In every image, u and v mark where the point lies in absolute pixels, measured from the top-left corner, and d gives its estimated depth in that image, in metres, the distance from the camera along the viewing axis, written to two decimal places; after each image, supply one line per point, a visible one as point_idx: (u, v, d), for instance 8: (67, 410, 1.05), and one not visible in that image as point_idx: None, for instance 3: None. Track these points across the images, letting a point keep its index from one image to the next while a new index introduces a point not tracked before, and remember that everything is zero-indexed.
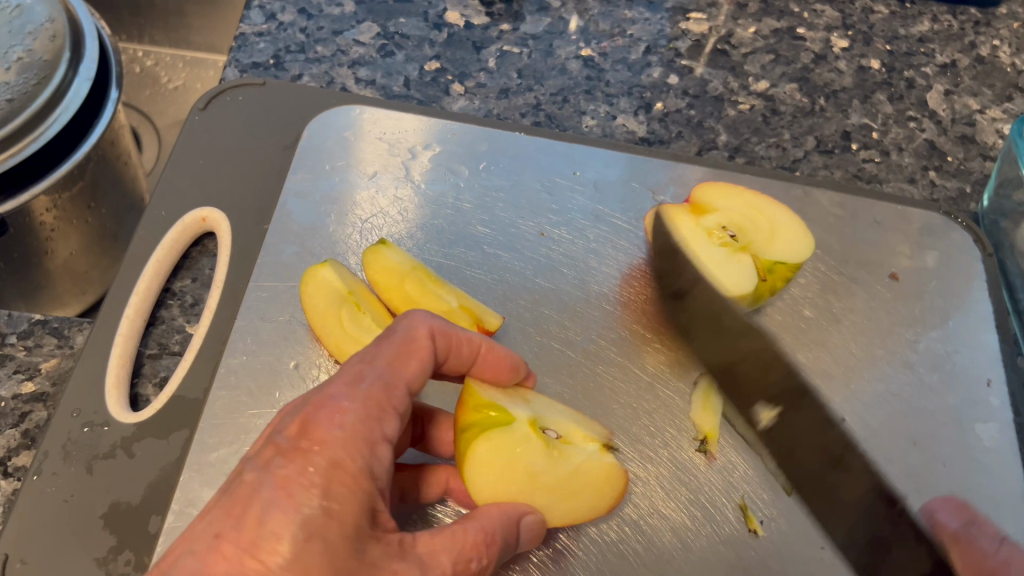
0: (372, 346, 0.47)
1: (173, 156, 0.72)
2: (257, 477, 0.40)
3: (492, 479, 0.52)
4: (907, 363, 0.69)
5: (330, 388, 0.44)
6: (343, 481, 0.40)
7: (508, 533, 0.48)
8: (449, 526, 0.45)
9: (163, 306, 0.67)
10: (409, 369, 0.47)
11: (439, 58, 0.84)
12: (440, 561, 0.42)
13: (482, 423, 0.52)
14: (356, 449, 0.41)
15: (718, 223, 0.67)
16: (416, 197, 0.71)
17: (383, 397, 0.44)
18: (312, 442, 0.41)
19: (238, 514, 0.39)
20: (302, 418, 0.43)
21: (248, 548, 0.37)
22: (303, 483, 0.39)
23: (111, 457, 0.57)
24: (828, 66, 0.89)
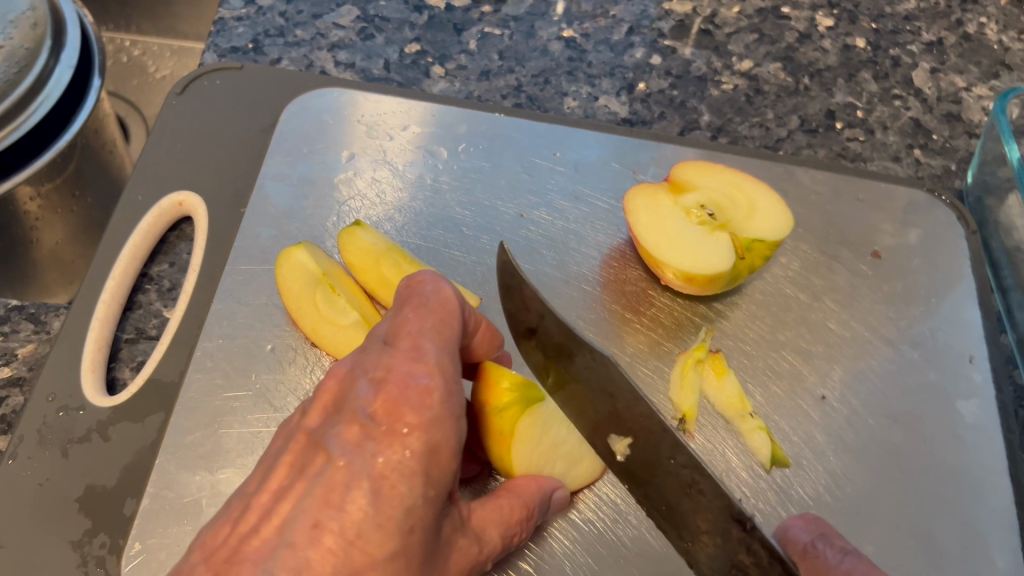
0: (413, 309, 0.46)
1: (150, 141, 0.72)
2: (352, 464, 0.41)
3: (529, 453, 0.55)
4: (889, 341, 0.68)
5: (398, 361, 0.44)
6: (437, 464, 0.41)
7: (543, 511, 0.53)
8: (499, 500, 0.50)
9: (140, 290, 0.66)
10: (453, 331, 0.46)
11: (419, 41, 0.84)
12: (491, 536, 0.47)
13: (520, 400, 0.54)
14: (446, 427, 0.42)
15: (697, 202, 0.64)
16: (395, 180, 0.71)
17: (453, 365, 0.44)
18: (405, 425, 0.41)
19: (336, 505, 0.40)
20: (384, 398, 0.43)
21: (354, 541, 0.39)
22: (403, 471, 0.40)
23: (86, 441, 0.57)
24: (813, 45, 0.89)
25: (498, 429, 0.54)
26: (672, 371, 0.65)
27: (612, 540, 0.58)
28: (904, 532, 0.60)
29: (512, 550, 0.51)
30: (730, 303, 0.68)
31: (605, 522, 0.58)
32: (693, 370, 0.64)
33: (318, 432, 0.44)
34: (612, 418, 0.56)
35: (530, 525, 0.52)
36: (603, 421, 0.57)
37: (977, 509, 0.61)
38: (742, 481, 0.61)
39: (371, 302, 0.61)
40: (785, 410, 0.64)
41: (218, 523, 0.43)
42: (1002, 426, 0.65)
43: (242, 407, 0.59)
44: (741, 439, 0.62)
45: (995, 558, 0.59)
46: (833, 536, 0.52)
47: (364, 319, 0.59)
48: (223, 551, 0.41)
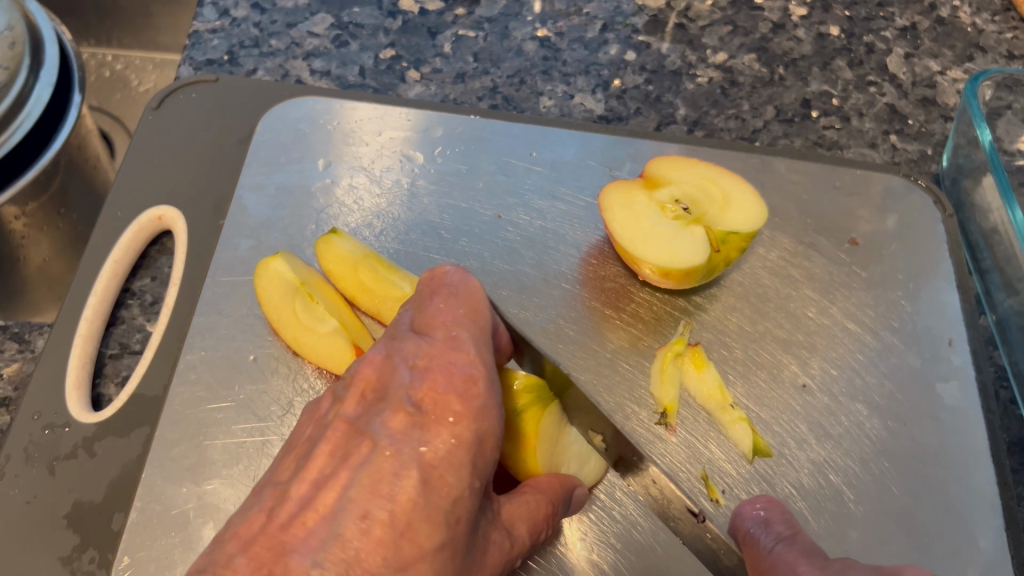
0: (442, 301, 0.48)
1: (128, 156, 0.73)
2: (401, 452, 0.42)
3: (550, 452, 0.56)
4: (868, 327, 0.69)
5: (439, 351, 0.45)
6: (482, 454, 0.43)
7: (567, 505, 0.54)
8: (525, 495, 0.50)
9: (123, 306, 0.67)
10: (484, 322, 0.48)
11: (394, 46, 0.84)
12: (521, 531, 0.48)
13: (534, 399, 0.56)
14: (490, 416, 0.44)
15: (671, 197, 0.65)
16: (373, 186, 0.72)
17: (489, 356, 0.46)
18: (453, 414, 0.43)
19: (387, 494, 0.41)
20: (430, 386, 0.44)
21: (405, 531, 0.40)
22: (453, 462, 0.42)
23: (72, 457, 0.57)
24: (787, 35, 0.89)
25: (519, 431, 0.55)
26: (653, 365, 0.65)
27: (599, 535, 0.58)
28: (885, 516, 0.60)
29: (540, 544, 0.52)
30: (709, 296, 0.69)
31: (591, 519, 0.59)
32: (673, 364, 0.65)
33: (358, 421, 0.45)
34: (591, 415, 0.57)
35: (555, 520, 0.52)
36: (582, 418, 0.58)
37: (959, 490, 0.61)
38: (727, 473, 0.61)
39: (351, 309, 0.62)
40: (767, 401, 0.64)
41: (253, 512, 0.43)
42: (984, 406, 0.65)
43: (227, 418, 0.59)
44: (723, 430, 0.63)
45: (977, 537, 0.60)
46: (776, 520, 0.52)
47: (343, 326, 0.59)
48: (263, 540, 0.41)
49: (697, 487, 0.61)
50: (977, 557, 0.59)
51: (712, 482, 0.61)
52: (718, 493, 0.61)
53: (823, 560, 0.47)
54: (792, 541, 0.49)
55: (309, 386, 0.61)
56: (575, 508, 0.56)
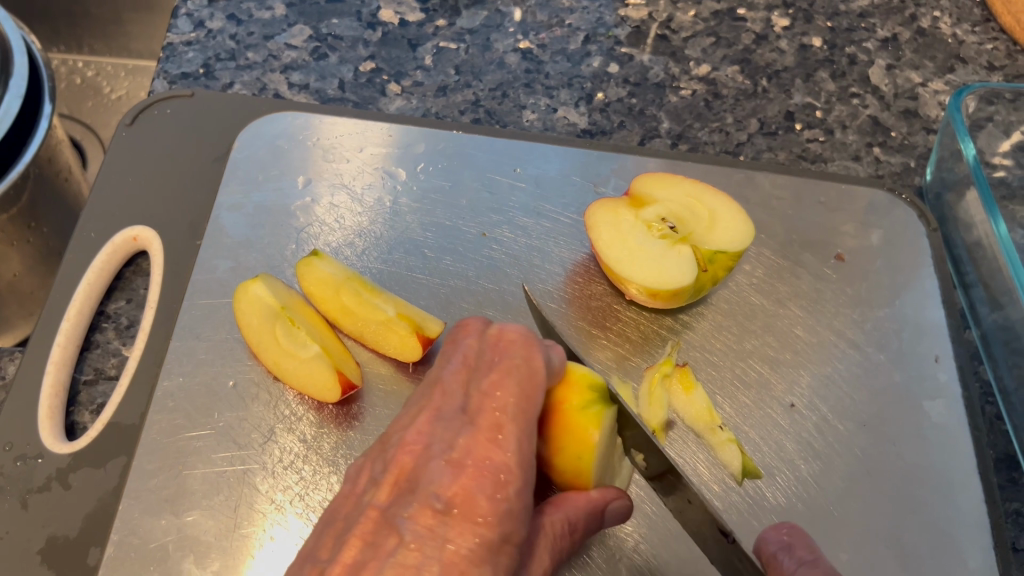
0: (494, 383, 0.46)
1: (101, 175, 0.71)
2: (428, 548, 0.40)
3: (603, 454, 0.52)
4: (854, 344, 0.68)
5: (477, 445, 0.43)
6: (505, 554, 0.41)
7: (595, 513, 0.51)
8: (540, 519, 0.49)
9: (97, 330, 0.65)
10: (533, 410, 0.46)
11: (374, 58, 0.83)
12: (539, 563, 0.47)
13: (596, 399, 0.52)
14: (519, 519, 0.42)
15: (658, 215, 0.64)
16: (354, 204, 0.70)
17: (529, 452, 0.44)
18: (483, 515, 0.41)
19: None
20: (463, 484, 0.42)
21: None
22: (474, 561, 0.40)
23: (45, 490, 0.55)
24: (770, 46, 0.89)
25: (576, 429, 0.50)
26: (640, 386, 0.64)
27: (587, 563, 0.57)
28: (874, 537, 0.60)
29: (569, 555, 0.51)
30: (696, 314, 0.68)
31: (581, 546, 0.57)
32: (661, 385, 0.64)
33: (389, 510, 0.42)
34: (635, 429, 0.55)
35: (576, 538, 0.50)
36: (633, 426, 0.55)
37: (947, 510, 0.61)
38: (715, 494, 0.60)
39: (333, 331, 0.61)
40: (754, 420, 0.64)
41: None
42: (970, 423, 0.65)
43: (205, 447, 0.58)
44: (712, 452, 0.62)
45: (966, 557, 0.59)
46: (799, 543, 0.50)
47: (326, 351, 0.58)
48: None
49: None
50: None
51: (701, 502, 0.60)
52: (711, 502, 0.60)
53: None
54: (815, 564, 0.48)
55: (291, 412, 0.60)
56: (615, 521, 0.53)
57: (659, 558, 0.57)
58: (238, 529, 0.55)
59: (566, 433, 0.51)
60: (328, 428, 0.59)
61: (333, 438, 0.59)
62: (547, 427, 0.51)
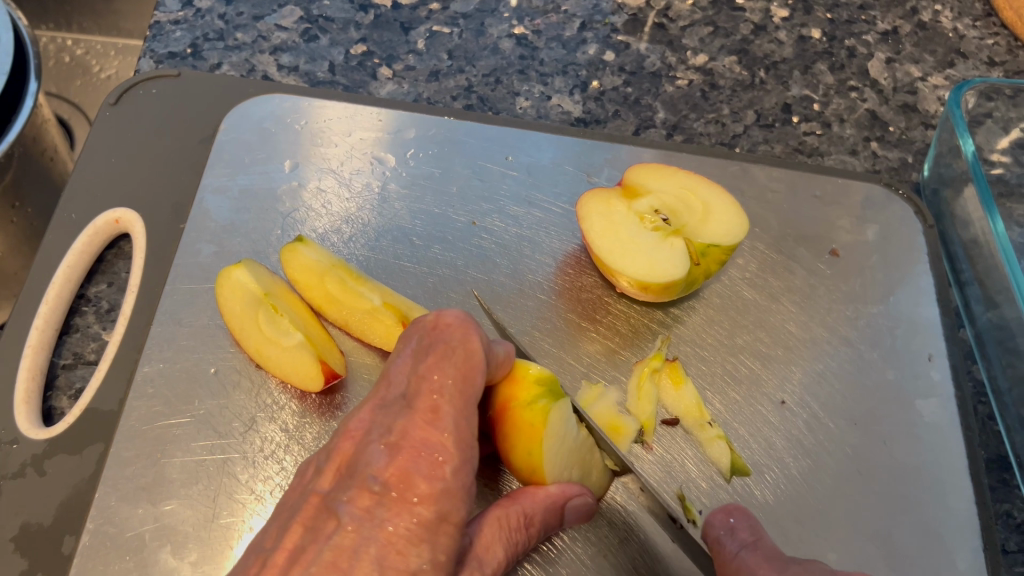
0: (432, 364, 0.44)
1: (83, 155, 0.69)
2: (363, 528, 0.39)
3: (558, 449, 0.51)
4: (847, 340, 0.67)
5: (414, 427, 0.42)
6: (446, 535, 0.40)
7: (553, 508, 0.50)
8: (494, 510, 0.47)
9: (77, 313, 0.64)
10: (474, 389, 0.44)
11: (365, 41, 0.81)
12: (492, 557, 0.46)
13: (546, 393, 0.51)
14: (460, 497, 0.41)
15: (651, 207, 0.63)
16: (342, 189, 0.69)
17: (468, 430, 0.42)
18: (417, 495, 0.40)
19: (345, 568, 0.38)
20: (398, 465, 0.41)
21: None
22: (410, 539, 0.39)
23: (20, 476, 0.54)
24: (769, 37, 0.88)
25: (525, 425, 0.50)
26: (629, 381, 0.63)
27: (573, 558, 0.56)
28: (863, 537, 0.59)
29: (527, 549, 0.49)
30: (688, 307, 0.67)
31: (565, 540, 0.56)
32: (650, 380, 0.63)
33: (330, 495, 0.42)
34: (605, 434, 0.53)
35: (534, 532, 0.49)
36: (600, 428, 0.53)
37: (938, 510, 0.60)
38: (702, 491, 0.60)
39: (318, 318, 0.60)
40: (744, 416, 0.63)
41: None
42: (963, 423, 0.64)
43: (185, 435, 0.57)
44: (700, 448, 0.61)
45: (954, 558, 0.59)
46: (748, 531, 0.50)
47: (309, 340, 0.57)
48: None
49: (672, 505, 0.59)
50: None
51: (688, 502, 0.59)
52: (694, 513, 0.59)
53: (783, 563, 0.47)
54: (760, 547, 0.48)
55: (272, 401, 0.58)
56: (578, 516, 0.52)
57: (644, 555, 0.57)
58: (217, 518, 0.54)
59: (515, 431, 0.50)
60: (311, 417, 0.58)
61: (316, 428, 0.58)
62: (500, 425, 0.51)
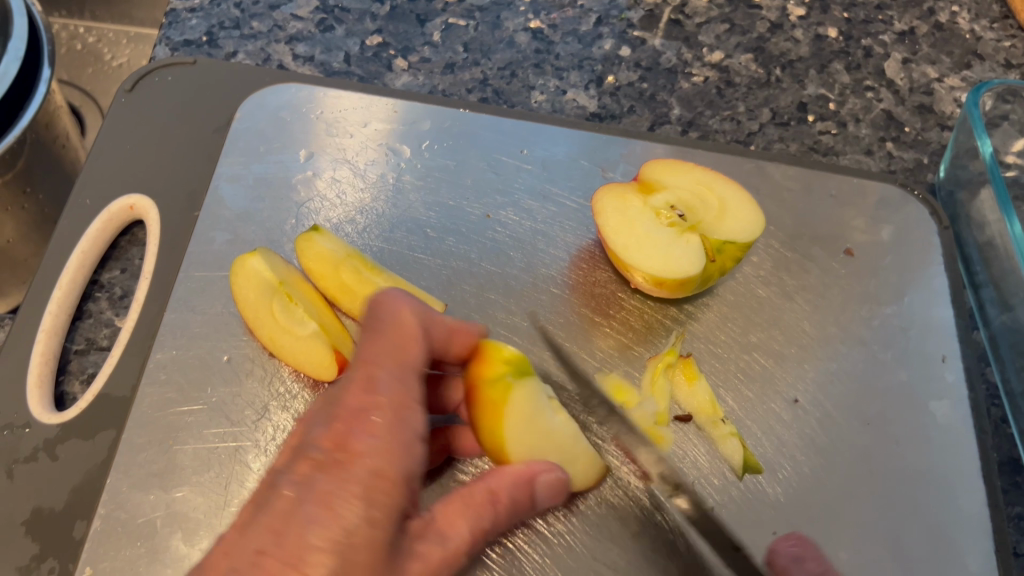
0: (370, 339, 0.45)
1: (97, 142, 0.69)
2: (298, 491, 0.39)
3: (522, 428, 0.51)
4: (860, 339, 0.67)
5: (352, 397, 0.43)
6: (383, 493, 0.39)
7: (520, 487, 0.47)
8: (457, 490, 0.45)
9: (90, 299, 0.64)
10: (413, 358, 0.45)
11: (381, 32, 0.81)
12: (457, 532, 0.42)
13: (512, 372, 0.52)
14: (396, 456, 0.40)
15: (666, 202, 0.63)
16: (356, 179, 0.69)
17: (404, 396, 0.43)
18: (351, 456, 0.40)
19: (280, 531, 0.38)
20: (336, 432, 0.41)
21: (293, 563, 0.36)
22: (344, 495, 0.38)
23: (32, 460, 0.54)
24: (785, 35, 0.87)
25: (489, 402, 0.51)
26: (642, 377, 0.63)
27: (581, 553, 0.56)
28: (873, 538, 0.59)
29: (497, 533, 0.46)
30: (701, 304, 0.67)
31: (574, 535, 0.57)
32: (663, 375, 0.63)
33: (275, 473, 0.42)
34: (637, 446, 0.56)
35: (505, 512, 0.46)
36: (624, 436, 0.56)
37: (949, 512, 0.60)
38: (714, 488, 0.59)
39: (332, 309, 0.60)
40: (757, 414, 0.63)
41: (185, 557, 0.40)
42: (975, 425, 0.64)
43: (197, 422, 0.57)
44: (713, 445, 0.61)
45: (965, 560, 0.58)
46: None
47: (323, 329, 0.57)
48: None
49: (682, 503, 0.59)
50: None
51: (699, 499, 0.59)
52: (705, 506, 0.59)
53: None
54: None
55: (285, 390, 0.58)
56: (547, 495, 0.49)
57: (655, 550, 0.57)
58: (228, 506, 0.54)
59: (481, 408, 0.51)
60: None
61: None
62: (470, 404, 0.52)
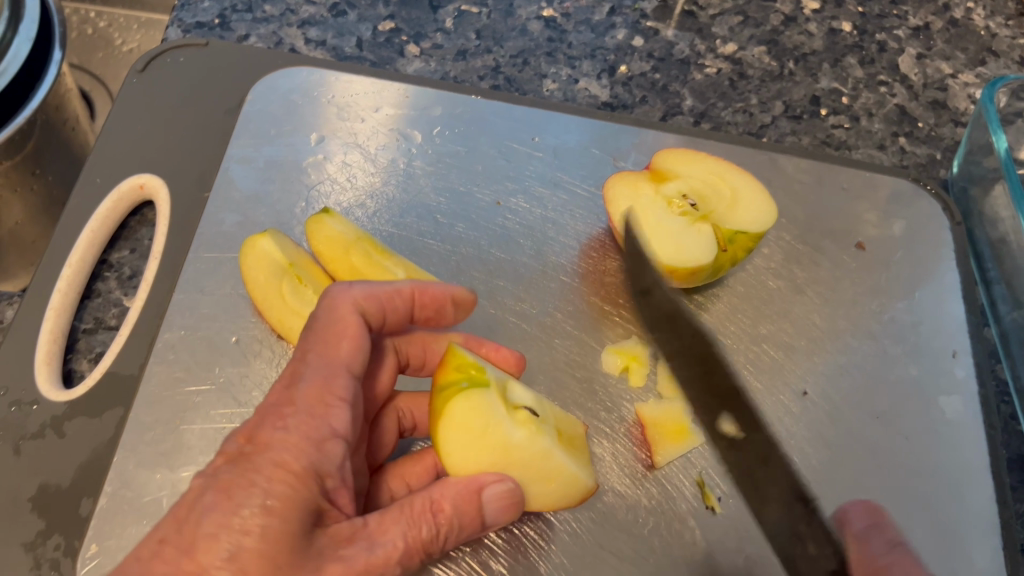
0: (304, 338, 0.47)
1: (108, 122, 0.69)
2: (204, 481, 0.40)
3: (467, 442, 0.48)
4: (870, 334, 0.67)
5: (274, 393, 0.44)
6: (284, 483, 0.39)
7: (465, 500, 0.45)
8: (398, 499, 0.43)
9: (99, 278, 0.64)
10: (343, 353, 0.45)
11: (393, 18, 0.81)
12: (389, 539, 0.41)
13: (463, 381, 0.49)
14: (300, 449, 0.41)
15: (678, 191, 0.62)
16: (367, 163, 0.69)
17: (322, 392, 0.43)
18: (256, 448, 0.41)
19: (181, 521, 0.39)
20: (249, 426, 0.42)
21: (187, 550, 0.38)
22: (243, 485, 0.39)
23: (40, 437, 0.54)
24: (799, 29, 0.87)
25: (435, 411, 0.49)
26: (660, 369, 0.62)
27: (589, 541, 0.56)
28: None
29: (442, 546, 0.44)
30: (711, 295, 0.67)
31: (582, 523, 0.56)
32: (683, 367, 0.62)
33: None
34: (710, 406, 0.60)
35: (449, 525, 0.44)
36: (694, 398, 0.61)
37: (958, 508, 0.60)
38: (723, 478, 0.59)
39: None
40: (766, 405, 0.63)
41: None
42: (985, 422, 0.64)
43: (205, 402, 0.56)
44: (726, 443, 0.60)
45: (973, 556, 0.58)
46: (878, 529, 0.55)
47: None
48: None
49: (690, 493, 0.58)
50: None
51: (708, 489, 0.58)
52: (714, 500, 0.58)
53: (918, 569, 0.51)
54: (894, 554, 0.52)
55: None
56: (498, 512, 0.46)
57: (662, 539, 0.56)
58: None
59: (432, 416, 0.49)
60: None
61: None
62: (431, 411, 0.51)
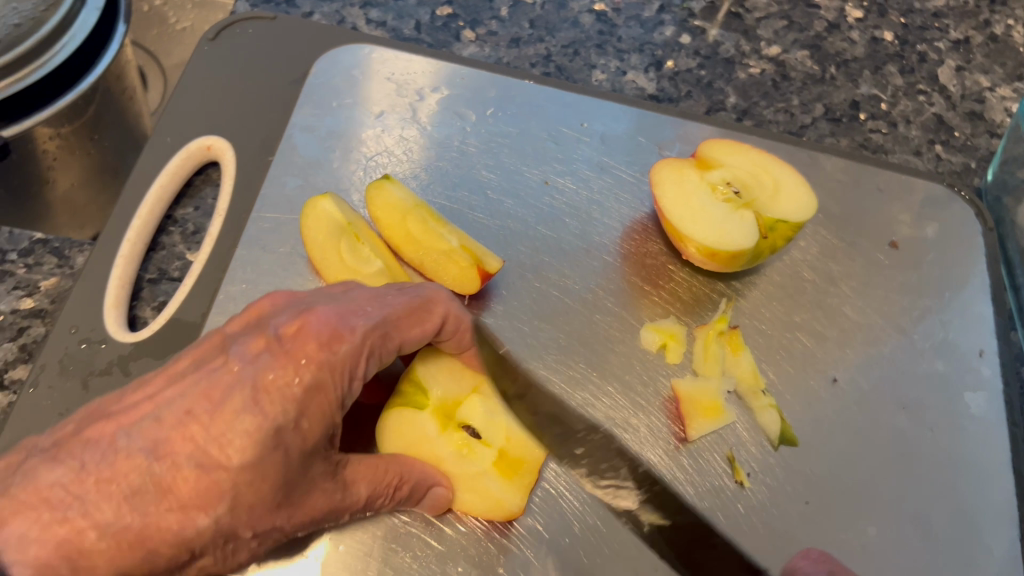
0: (393, 295, 0.50)
1: (180, 85, 0.72)
2: (245, 368, 0.44)
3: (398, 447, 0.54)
4: (900, 328, 0.69)
5: (341, 312, 0.47)
6: (316, 405, 0.44)
7: (413, 484, 0.52)
8: (379, 457, 0.50)
9: (164, 232, 0.67)
10: (411, 328, 0.50)
11: (451, 4, 0.84)
12: (354, 490, 0.48)
13: (408, 398, 0.55)
14: (339, 379, 0.45)
15: (722, 179, 0.65)
16: (422, 138, 0.71)
17: (377, 342, 0.48)
18: (305, 356, 0.44)
19: (215, 401, 0.43)
20: (302, 325, 0.46)
21: (214, 438, 0.42)
22: (283, 391, 0.43)
23: (107, 374, 0.57)
24: (842, 35, 0.89)
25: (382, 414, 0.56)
26: (694, 347, 0.65)
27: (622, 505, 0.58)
28: (901, 516, 0.61)
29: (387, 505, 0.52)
30: (749, 282, 0.69)
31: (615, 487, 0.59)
32: (715, 342, 0.65)
33: (229, 338, 0.47)
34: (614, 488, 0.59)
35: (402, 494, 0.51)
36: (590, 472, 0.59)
37: (977, 499, 0.62)
38: (753, 456, 0.62)
39: (395, 258, 0.62)
40: (797, 389, 0.65)
41: (117, 403, 0.45)
42: (1007, 419, 0.65)
43: None
44: (753, 415, 0.63)
45: (990, 545, 0.60)
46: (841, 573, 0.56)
47: (388, 271, 0.59)
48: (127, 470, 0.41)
49: (721, 467, 0.61)
50: (989, 563, 0.59)
51: (738, 464, 0.61)
52: (743, 475, 0.61)
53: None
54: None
55: None
56: (433, 503, 0.54)
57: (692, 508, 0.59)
58: None
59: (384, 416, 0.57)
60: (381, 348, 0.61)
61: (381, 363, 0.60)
62: None
